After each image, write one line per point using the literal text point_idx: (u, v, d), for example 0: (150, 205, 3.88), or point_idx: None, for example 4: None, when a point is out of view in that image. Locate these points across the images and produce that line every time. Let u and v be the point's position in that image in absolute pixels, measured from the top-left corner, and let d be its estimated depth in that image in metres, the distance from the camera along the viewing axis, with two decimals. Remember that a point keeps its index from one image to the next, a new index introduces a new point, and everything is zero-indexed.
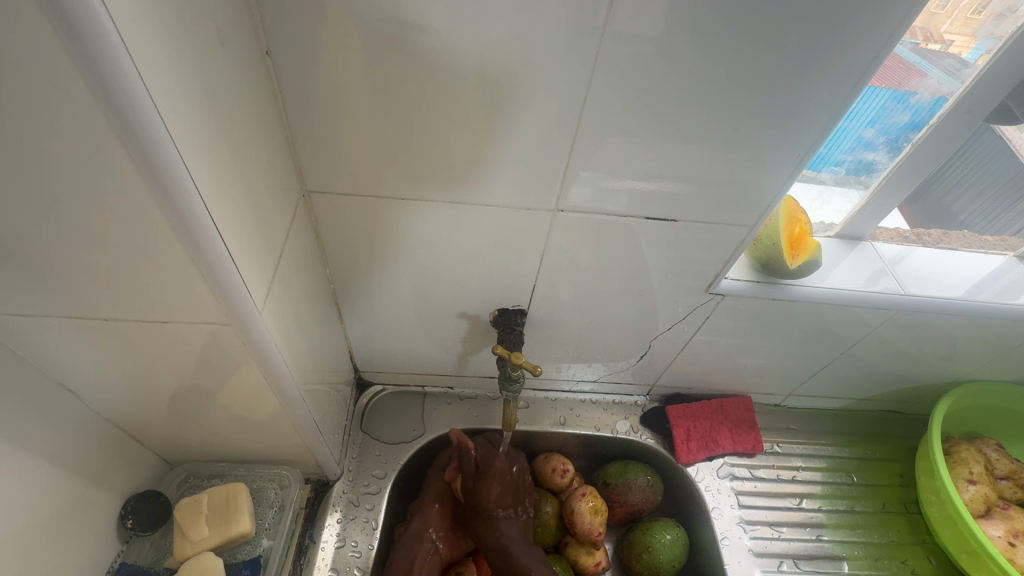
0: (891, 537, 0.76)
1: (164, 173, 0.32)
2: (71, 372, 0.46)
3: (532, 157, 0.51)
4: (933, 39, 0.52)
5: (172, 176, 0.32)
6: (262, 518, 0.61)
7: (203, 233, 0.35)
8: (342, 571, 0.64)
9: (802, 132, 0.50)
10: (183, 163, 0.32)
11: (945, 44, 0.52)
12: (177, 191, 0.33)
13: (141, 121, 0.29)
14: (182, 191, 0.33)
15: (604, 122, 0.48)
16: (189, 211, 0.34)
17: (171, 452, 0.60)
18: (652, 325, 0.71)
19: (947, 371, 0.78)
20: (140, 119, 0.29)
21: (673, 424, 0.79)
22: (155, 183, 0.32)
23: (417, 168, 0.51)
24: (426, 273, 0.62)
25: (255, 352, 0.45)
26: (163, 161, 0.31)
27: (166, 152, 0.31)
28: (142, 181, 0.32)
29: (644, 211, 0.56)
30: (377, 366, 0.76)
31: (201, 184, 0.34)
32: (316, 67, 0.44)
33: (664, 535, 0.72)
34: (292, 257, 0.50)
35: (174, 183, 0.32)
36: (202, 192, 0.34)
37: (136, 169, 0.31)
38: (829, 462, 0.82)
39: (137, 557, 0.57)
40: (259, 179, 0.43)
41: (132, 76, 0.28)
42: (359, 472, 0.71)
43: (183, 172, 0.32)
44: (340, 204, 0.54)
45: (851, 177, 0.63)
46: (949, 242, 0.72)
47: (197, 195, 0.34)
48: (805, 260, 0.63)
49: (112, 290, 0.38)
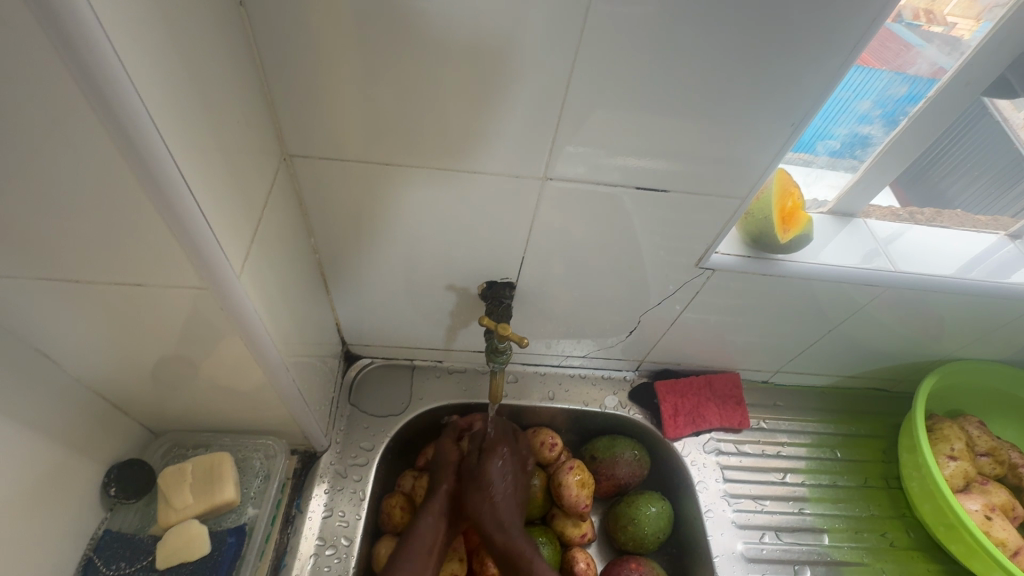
0: (872, 511, 0.77)
1: (128, 125, 0.30)
2: (47, 339, 0.45)
3: (521, 123, 0.50)
4: (935, 21, 0.52)
5: (137, 129, 0.30)
6: (247, 487, 0.61)
7: (174, 191, 0.34)
8: (328, 541, 0.64)
9: (798, 101, 0.48)
10: (147, 115, 0.31)
11: (947, 26, 0.52)
12: (144, 145, 0.31)
13: (101, 68, 0.28)
14: (149, 146, 0.31)
15: (594, 88, 0.47)
16: (159, 168, 0.32)
17: (155, 421, 0.59)
18: (642, 301, 0.70)
19: (934, 349, 0.78)
20: (98, 65, 0.27)
21: (660, 399, 0.79)
22: (121, 137, 0.30)
23: (401, 134, 0.50)
24: (414, 244, 0.61)
25: (235, 319, 0.44)
26: (127, 112, 0.30)
27: (128, 103, 0.29)
28: (105, 134, 0.30)
29: (635, 182, 0.55)
30: (365, 340, 0.76)
31: (170, 139, 0.33)
32: (294, 21, 0.42)
33: (650, 508, 0.73)
34: (273, 224, 0.49)
35: (139, 136, 0.31)
36: (171, 148, 0.33)
37: (98, 120, 0.30)
38: (814, 438, 0.83)
39: (122, 524, 0.57)
40: (236, 140, 0.41)
41: (87, 17, 0.26)
42: (346, 444, 0.71)
43: (149, 124, 0.31)
44: (324, 170, 0.53)
45: (846, 152, 0.63)
46: (942, 220, 0.72)
47: (165, 151, 0.32)
48: (796, 235, 0.62)
49: (84, 252, 0.37)
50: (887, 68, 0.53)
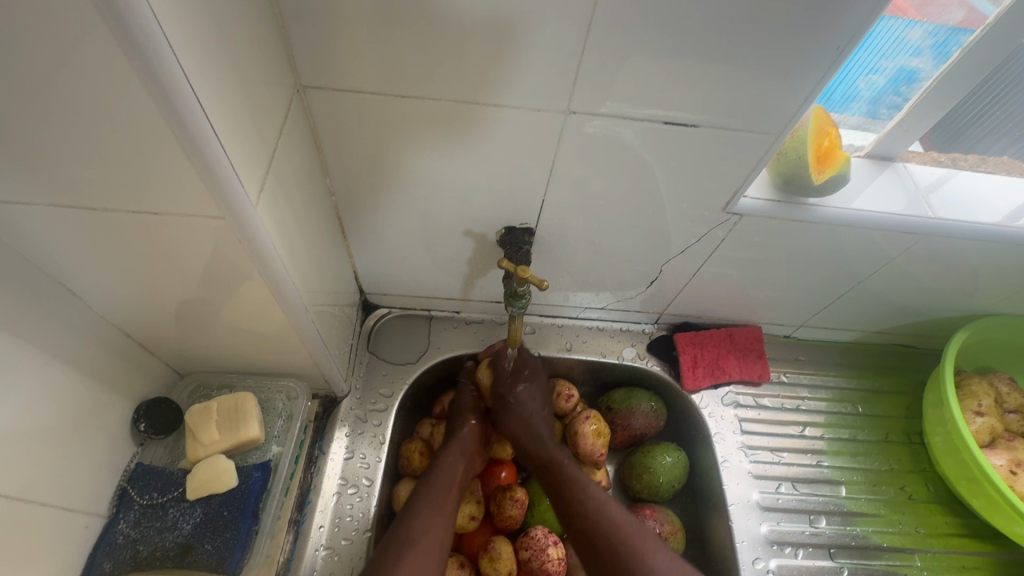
0: (891, 465, 0.77)
1: (139, 34, 0.29)
2: (70, 274, 0.45)
3: (544, 53, 0.47)
4: None
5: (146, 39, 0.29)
6: (271, 426, 0.63)
7: (188, 111, 0.33)
8: (350, 481, 0.66)
9: (848, 25, 0.44)
10: (158, 24, 0.29)
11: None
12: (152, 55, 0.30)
13: None
14: (162, 60, 0.30)
15: (622, 16, 0.44)
16: (170, 84, 0.31)
17: (179, 362, 0.60)
18: (664, 251, 0.68)
19: (968, 304, 0.75)
20: None
21: (680, 350, 0.78)
22: (131, 47, 0.29)
23: (417, 66, 0.48)
24: (431, 189, 0.59)
25: (253, 255, 0.44)
26: (137, 19, 0.28)
27: (138, 9, 0.28)
28: (114, 38, 0.29)
29: (661, 111, 0.51)
30: (382, 288, 0.75)
31: (180, 52, 0.31)
32: None
33: (665, 458, 0.73)
34: (288, 161, 0.48)
35: (150, 48, 0.30)
36: (182, 62, 0.31)
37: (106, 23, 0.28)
38: (835, 393, 0.81)
39: (153, 458, 0.59)
40: (248, 64, 0.40)
41: None
42: (366, 390, 0.72)
43: (160, 34, 0.29)
44: (338, 104, 0.51)
45: (890, 89, 0.58)
46: (987, 167, 0.68)
47: (175, 62, 0.31)
48: (832, 174, 0.59)
49: (100, 179, 0.36)
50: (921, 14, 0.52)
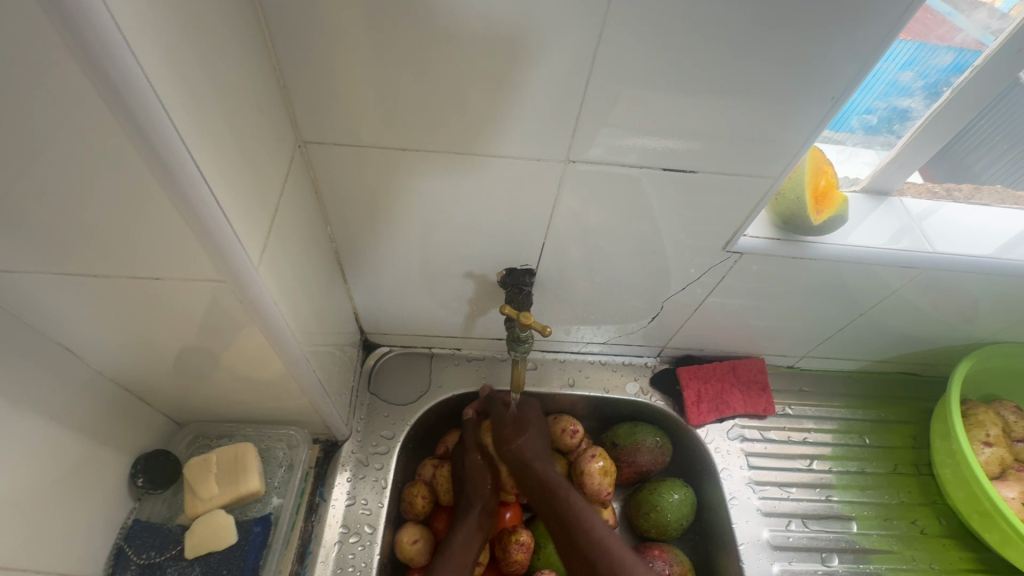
0: (902, 498, 0.76)
1: (144, 119, 0.29)
2: (67, 331, 0.45)
3: (541, 105, 0.48)
4: None
5: (154, 126, 0.29)
6: (271, 477, 0.62)
7: (193, 188, 0.33)
8: (352, 528, 0.64)
9: (836, 76, 0.46)
10: (162, 108, 0.29)
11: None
12: (159, 139, 0.30)
13: (116, 64, 0.27)
14: (168, 142, 0.30)
15: (618, 69, 0.45)
16: (177, 165, 0.32)
17: (177, 412, 0.60)
18: (664, 287, 0.68)
19: (970, 333, 0.75)
20: (106, 50, 0.26)
21: (683, 385, 0.78)
22: (137, 133, 0.30)
23: (418, 118, 0.48)
24: (431, 232, 0.60)
25: (255, 312, 0.44)
26: (141, 104, 0.28)
27: (141, 94, 0.28)
28: (119, 127, 0.29)
29: (660, 162, 0.53)
30: (383, 328, 0.75)
31: (187, 131, 0.32)
32: (307, 8, 0.41)
33: (672, 495, 0.72)
34: (290, 215, 0.48)
35: (154, 129, 0.30)
36: (188, 141, 0.32)
37: (113, 115, 0.29)
38: (841, 425, 0.81)
39: (151, 513, 0.58)
40: (250, 127, 0.40)
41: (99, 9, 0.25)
42: (367, 432, 0.71)
43: (164, 118, 0.30)
44: (338, 156, 0.52)
45: (882, 128, 0.60)
46: (980, 197, 0.69)
47: (182, 144, 0.31)
48: (831, 215, 0.60)
49: (99, 244, 0.36)
50: (928, 39, 0.51)
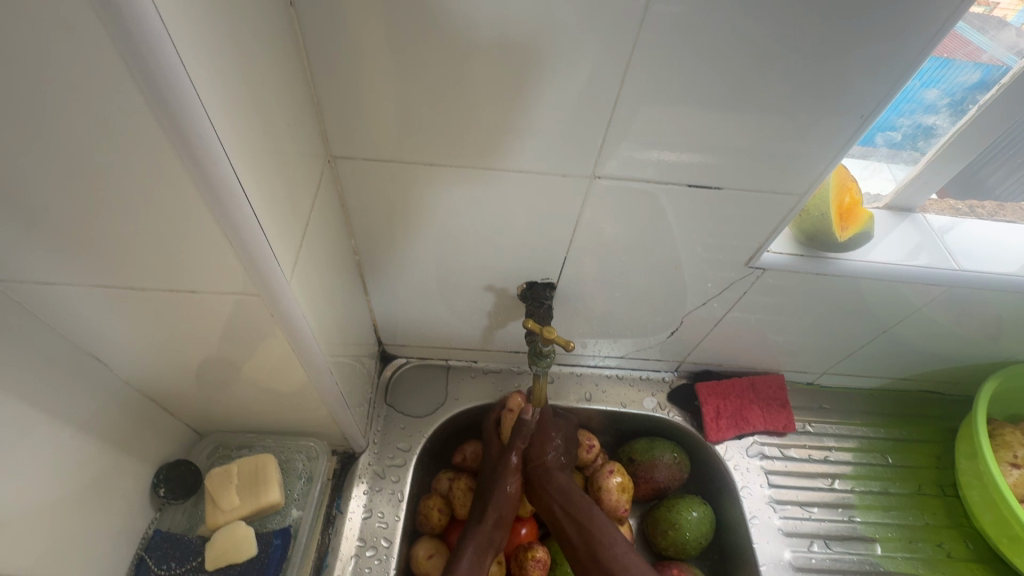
0: (927, 520, 0.74)
1: (195, 141, 0.30)
2: (97, 340, 0.45)
3: (570, 121, 0.48)
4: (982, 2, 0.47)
5: (202, 147, 0.30)
6: (290, 488, 0.62)
7: (233, 205, 0.34)
8: (369, 541, 0.64)
9: (865, 95, 0.46)
10: (212, 129, 0.30)
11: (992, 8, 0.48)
12: (205, 158, 0.31)
13: (171, 88, 0.27)
14: (214, 162, 0.31)
15: (648, 84, 0.45)
16: (221, 183, 0.32)
17: (199, 422, 0.60)
18: (684, 301, 0.68)
19: (995, 352, 0.74)
20: (165, 77, 0.27)
21: (702, 401, 0.77)
22: (186, 152, 0.30)
23: (447, 133, 0.49)
24: (452, 245, 0.60)
25: (282, 324, 0.44)
26: (193, 127, 0.29)
27: (193, 117, 0.29)
28: (170, 147, 0.30)
29: (684, 178, 0.53)
30: (401, 339, 0.75)
31: (232, 151, 0.32)
32: (345, 28, 0.42)
33: (691, 513, 0.71)
34: (317, 227, 0.49)
35: (203, 149, 0.30)
36: (233, 161, 0.33)
37: (164, 135, 0.29)
38: (862, 443, 0.79)
39: (171, 524, 0.58)
40: (285, 143, 0.41)
41: (160, 35, 0.26)
42: (384, 445, 0.71)
43: (213, 140, 0.30)
44: (365, 169, 0.52)
45: (907, 145, 0.60)
46: (1005, 214, 0.68)
47: (227, 164, 0.32)
48: (856, 232, 0.60)
49: (135, 255, 0.37)
50: (955, 58, 0.51)
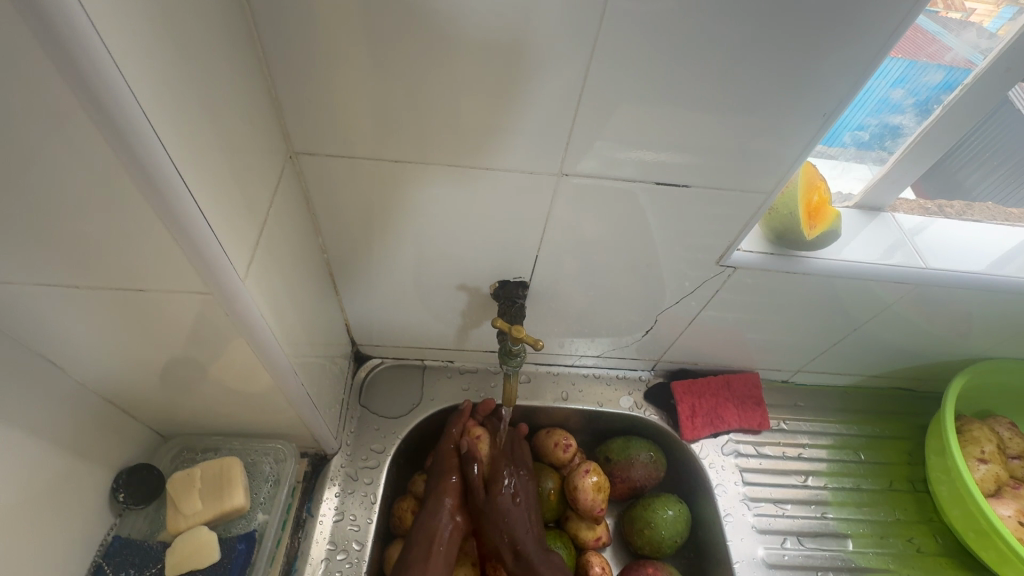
0: (898, 515, 0.75)
1: (132, 139, 0.29)
2: (49, 344, 0.44)
3: (536, 119, 0.48)
4: (953, 7, 0.49)
5: (142, 145, 0.29)
6: (257, 491, 0.61)
7: (180, 205, 0.33)
8: (340, 545, 0.63)
9: (827, 95, 0.46)
10: (150, 126, 0.29)
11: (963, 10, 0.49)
12: (145, 156, 0.30)
13: (103, 84, 0.26)
14: (155, 160, 0.30)
15: (613, 80, 0.45)
16: (164, 182, 0.31)
17: (162, 425, 0.59)
18: (659, 300, 0.68)
19: (963, 349, 0.75)
20: (96, 73, 0.26)
21: (677, 400, 0.78)
22: (125, 151, 0.29)
23: (411, 131, 0.48)
24: (423, 244, 0.60)
25: (242, 325, 0.43)
26: (130, 124, 0.28)
27: (129, 114, 0.28)
28: (106, 146, 0.29)
29: (653, 177, 0.53)
30: (375, 340, 0.74)
31: (174, 148, 0.31)
32: (302, 23, 0.41)
33: (666, 511, 0.71)
34: (279, 226, 0.48)
35: (142, 148, 0.29)
36: (176, 159, 0.32)
37: (99, 134, 0.28)
38: (836, 440, 0.80)
39: (132, 530, 0.57)
40: (241, 139, 0.40)
41: (87, 28, 0.25)
42: (357, 446, 0.70)
43: (153, 137, 0.30)
44: (330, 167, 0.51)
45: (874, 144, 0.60)
46: (973, 213, 0.69)
47: (169, 161, 0.31)
48: (824, 230, 0.60)
49: (81, 256, 0.36)
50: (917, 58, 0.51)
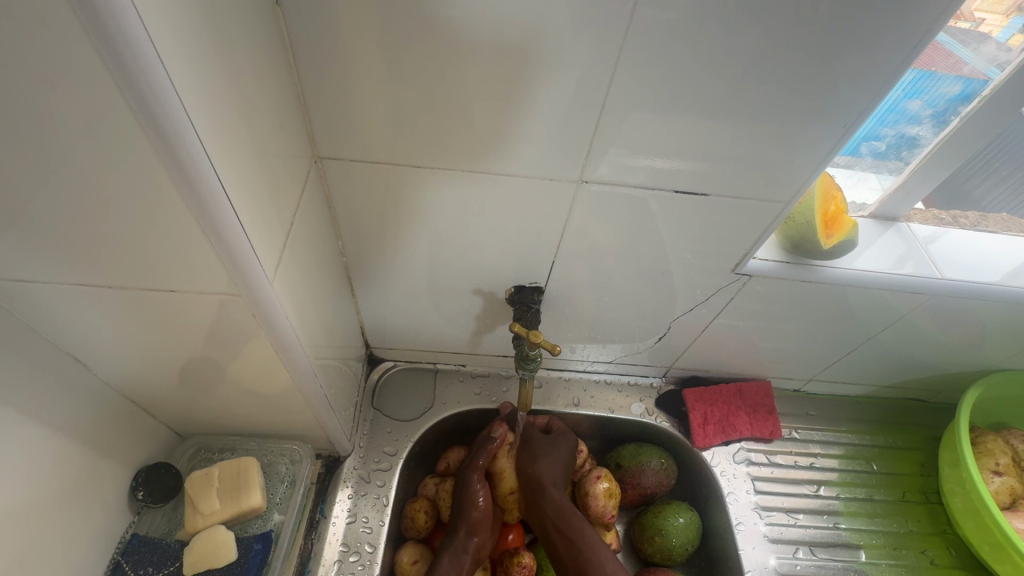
0: (911, 527, 0.75)
1: (176, 142, 0.30)
2: (76, 341, 0.45)
3: (558, 126, 0.48)
4: (963, 17, 0.48)
5: (184, 148, 0.30)
6: (273, 492, 0.61)
7: (215, 207, 0.34)
8: (352, 547, 0.63)
9: (849, 105, 0.46)
10: (193, 130, 0.30)
11: (976, 23, 0.49)
12: (187, 159, 0.31)
13: (152, 89, 0.27)
14: (195, 163, 0.31)
15: (635, 87, 0.45)
16: (203, 184, 0.32)
17: (180, 424, 0.59)
18: (672, 308, 0.68)
19: (977, 360, 0.75)
20: (145, 77, 0.27)
21: (689, 407, 0.77)
22: (168, 155, 0.30)
23: (435, 137, 0.49)
24: (440, 249, 0.60)
25: (265, 325, 0.44)
26: (174, 128, 0.29)
27: (175, 119, 0.29)
28: (151, 149, 0.30)
29: (670, 186, 0.53)
30: (389, 343, 0.75)
31: (213, 152, 0.32)
32: (332, 30, 0.42)
33: (678, 519, 0.71)
34: (303, 229, 0.48)
35: (185, 151, 0.30)
36: (214, 162, 0.32)
37: (145, 137, 0.29)
38: (848, 450, 0.80)
39: (150, 528, 0.57)
40: (271, 143, 0.41)
41: (140, 36, 0.26)
42: (370, 449, 0.71)
43: (194, 141, 0.30)
44: (352, 172, 0.52)
45: (891, 155, 0.61)
46: (987, 224, 0.69)
47: (208, 164, 0.32)
48: (840, 239, 0.60)
49: (116, 255, 0.36)
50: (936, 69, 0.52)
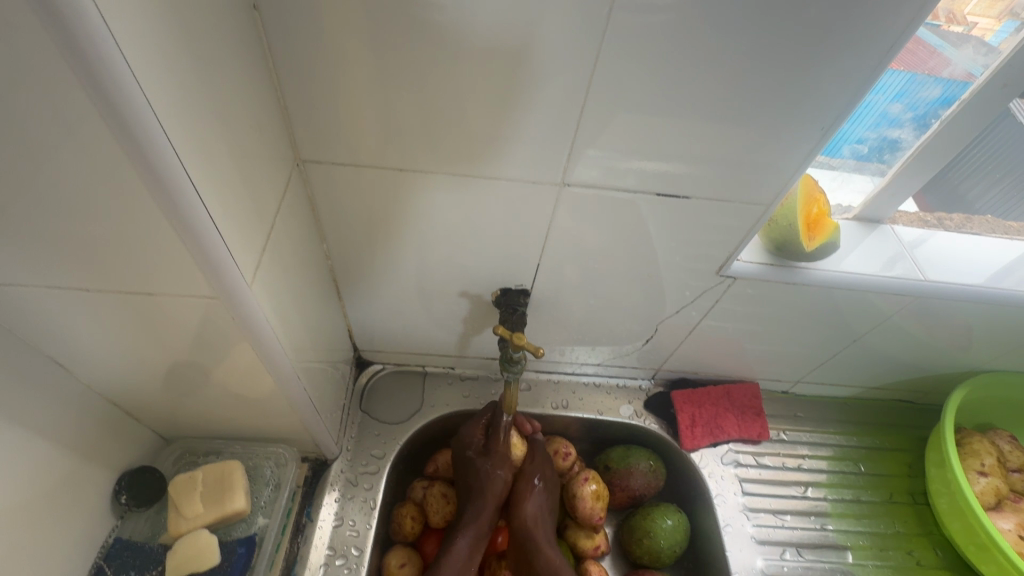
0: (898, 528, 0.75)
1: (147, 146, 0.30)
2: (56, 345, 0.44)
3: (540, 130, 0.49)
4: (955, 20, 0.50)
5: (156, 153, 0.30)
6: (258, 496, 0.61)
7: (190, 210, 0.34)
8: (339, 550, 0.63)
9: (827, 107, 0.47)
10: (164, 135, 0.30)
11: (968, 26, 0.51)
12: (159, 163, 0.31)
13: (122, 94, 0.27)
14: (168, 167, 0.31)
15: (615, 90, 0.46)
16: (177, 188, 0.32)
17: (165, 428, 0.59)
18: (659, 310, 0.69)
19: (962, 361, 0.75)
20: (114, 82, 0.27)
21: (677, 409, 0.78)
22: (140, 160, 0.30)
23: (417, 140, 0.49)
24: (426, 252, 0.60)
25: (247, 329, 0.44)
26: (144, 132, 0.29)
27: (146, 123, 0.29)
28: (123, 154, 0.30)
29: (654, 189, 0.54)
30: (377, 345, 0.75)
31: (187, 156, 0.32)
32: (311, 33, 0.42)
33: (665, 521, 0.71)
34: (285, 232, 0.48)
35: (157, 155, 0.30)
36: (188, 165, 0.32)
37: (116, 142, 0.29)
38: (835, 451, 0.80)
39: (133, 532, 0.57)
40: (250, 147, 0.41)
41: (107, 42, 0.26)
42: (357, 451, 0.71)
43: (166, 145, 0.30)
44: (336, 175, 0.52)
45: (873, 157, 0.61)
46: (972, 226, 0.69)
47: (181, 168, 0.32)
48: (823, 242, 0.60)
49: (93, 259, 0.36)
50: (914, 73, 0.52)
